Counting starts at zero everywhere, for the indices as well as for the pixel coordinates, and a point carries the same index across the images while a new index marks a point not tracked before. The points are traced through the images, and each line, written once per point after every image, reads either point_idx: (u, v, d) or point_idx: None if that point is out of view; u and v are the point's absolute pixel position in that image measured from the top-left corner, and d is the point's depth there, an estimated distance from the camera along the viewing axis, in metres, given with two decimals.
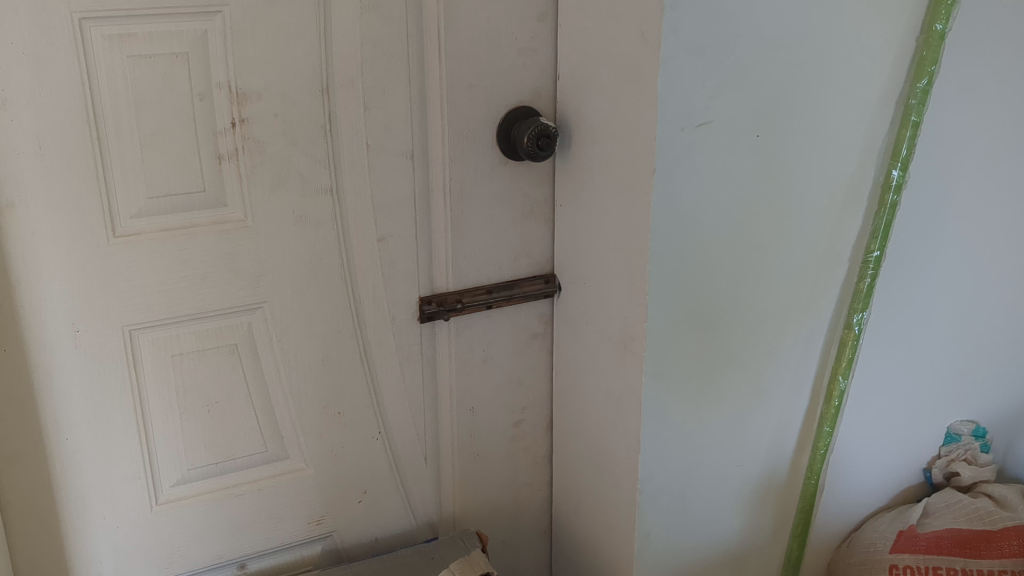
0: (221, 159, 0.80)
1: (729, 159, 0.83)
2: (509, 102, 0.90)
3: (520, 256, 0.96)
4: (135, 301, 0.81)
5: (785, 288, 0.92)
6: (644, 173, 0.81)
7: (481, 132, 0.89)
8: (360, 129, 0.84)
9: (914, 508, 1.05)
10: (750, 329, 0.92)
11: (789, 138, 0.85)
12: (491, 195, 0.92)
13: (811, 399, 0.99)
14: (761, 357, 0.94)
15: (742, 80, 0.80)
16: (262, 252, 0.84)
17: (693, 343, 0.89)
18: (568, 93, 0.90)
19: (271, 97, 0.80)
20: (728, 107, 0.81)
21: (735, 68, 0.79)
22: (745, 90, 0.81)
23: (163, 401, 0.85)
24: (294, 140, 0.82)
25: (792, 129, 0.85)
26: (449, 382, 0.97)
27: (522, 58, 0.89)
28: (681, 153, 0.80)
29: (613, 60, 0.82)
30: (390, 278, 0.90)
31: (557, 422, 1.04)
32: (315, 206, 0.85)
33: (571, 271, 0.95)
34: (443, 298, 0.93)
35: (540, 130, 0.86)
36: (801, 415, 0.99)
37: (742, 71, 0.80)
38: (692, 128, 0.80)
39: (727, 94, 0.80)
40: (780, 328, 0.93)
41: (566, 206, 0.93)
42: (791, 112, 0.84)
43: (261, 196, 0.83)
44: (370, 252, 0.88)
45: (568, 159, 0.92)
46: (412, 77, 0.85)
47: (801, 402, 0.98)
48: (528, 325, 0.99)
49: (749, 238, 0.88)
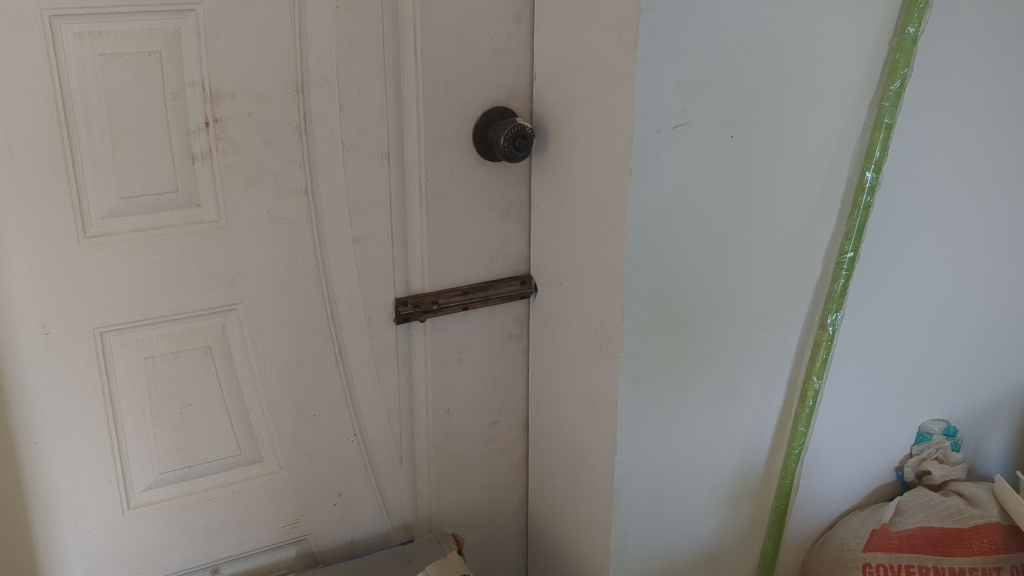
0: (194, 159, 0.79)
1: (705, 160, 0.83)
2: (486, 103, 0.90)
3: (496, 257, 0.96)
4: (106, 302, 0.80)
5: (759, 288, 0.92)
6: (621, 174, 0.81)
7: (457, 133, 0.89)
8: (335, 129, 0.84)
9: (887, 507, 1.06)
10: (725, 329, 0.92)
11: (764, 140, 0.86)
12: (467, 195, 0.92)
13: (786, 399, 0.99)
14: (737, 358, 0.94)
15: (718, 81, 0.80)
16: (235, 252, 0.83)
17: (669, 343, 0.89)
18: (544, 94, 0.90)
19: (245, 96, 0.79)
20: (705, 109, 0.81)
21: (711, 69, 0.80)
22: (721, 92, 0.81)
23: (135, 404, 0.84)
24: (269, 140, 0.82)
25: (768, 130, 0.86)
26: (424, 383, 0.96)
27: (499, 58, 0.89)
28: (657, 154, 0.80)
29: (590, 60, 0.82)
30: (366, 279, 0.90)
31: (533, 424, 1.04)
32: (290, 207, 0.84)
33: (548, 273, 0.95)
34: (419, 298, 0.92)
35: (518, 130, 0.86)
36: (775, 415, 0.99)
37: (719, 72, 0.80)
38: (668, 129, 0.80)
39: (704, 95, 0.80)
40: (755, 329, 0.94)
41: (543, 208, 0.93)
42: (767, 113, 0.85)
43: (235, 197, 0.82)
44: (346, 253, 0.88)
45: (545, 160, 0.92)
46: (388, 77, 0.84)
47: (775, 402, 0.98)
48: (505, 327, 0.98)
49: (724, 239, 0.88)
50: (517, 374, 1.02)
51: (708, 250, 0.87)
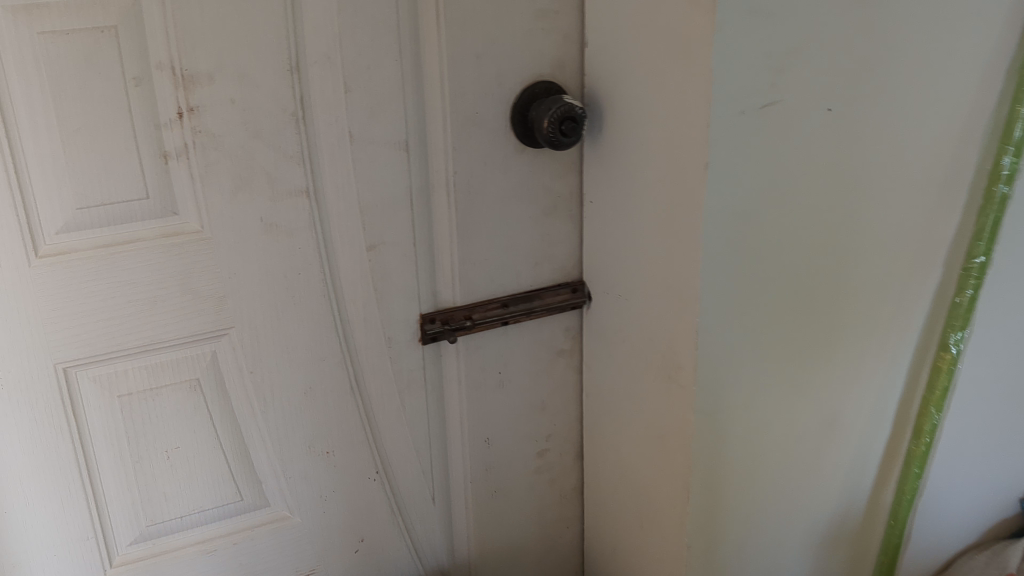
0: (168, 158, 0.65)
1: (800, 145, 0.66)
2: (528, 75, 0.73)
3: (541, 261, 0.80)
4: (68, 333, 0.66)
5: (866, 301, 0.76)
6: (696, 169, 0.64)
7: (491, 115, 0.73)
8: (340, 115, 0.68)
9: (1013, 550, 0.90)
10: (824, 351, 0.76)
11: (877, 121, 0.68)
12: (505, 189, 0.76)
13: (895, 429, 0.83)
14: (835, 386, 0.78)
15: (817, 46, 0.63)
16: (223, 268, 0.69)
17: (750, 373, 0.73)
18: (598, 64, 0.73)
19: (226, 80, 0.64)
20: (800, 82, 0.64)
21: (808, 30, 0.62)
22: (822, 59, 0.63)
23: (112, 449, 0.71)
24: (259, 133, 0.66)
25: (880, 108, 0.68)
26: (458, 410, 0.81)
27: (542, 21, 0.72)
28: (739, 142, 0.63)
29: (657, 24, 0.65)
30: (384, 293, 0.75)
31: (588, 452, 0.88)
32: (288, 211, 0.69)
33: (604, 280, 0.79)
34: (449, 314, 0.77)
35: (567, 110, 0.71)
36: (882, 449, 0.83)
37: (820, 35, 0.63)
38: (755, 110, 0.63)
39: (800, 64, 0.63)
40: (858, 351, 0.77)
41: (597, 203, 0.77)
42: (879, 85, 0.67)
43: (220, 202, 0.67)
44: (358, 264, 0.73)
45: (600, 144, 0.75)
46: (404, 50, 0.68)
47: (882, 435, 0.82)
48: (554, 341, 0.83)
49: (821, 245, 0.71)
50: (568, 395, 0.86)
51: (801, 257, 0.71)
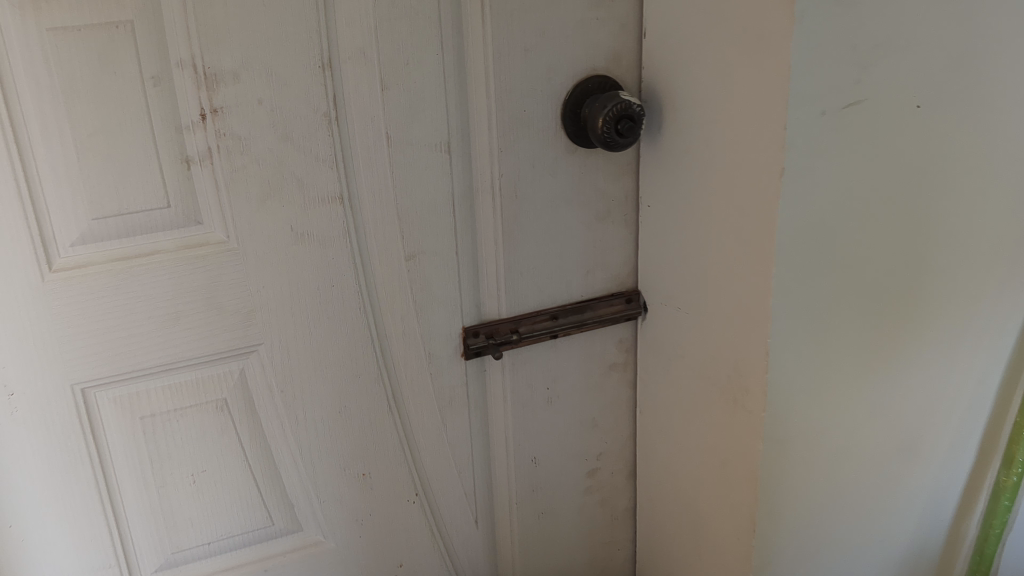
0: (190, 163, 0.60)
1: (883, 147, 0.60)
2: (580, 69, 0.67)
3: (593, 269, 0.74)
4: (85, 352, 0.61)
5: (953, 319, 0.69)
6: (772, 174, 0.58)
7: (540, 113, 0.67)
8: (376, 115, 0.63)
9: None
10: (905, 373, 0.69)
11: (968, 120, 0.62)
12: (554, 192, 0.70)
13: (978, 455, 0.76)
14: (923, 411, 0.71)
15: (905, 40, 0.57)
16: (251, 281, 0.64)
17: (832, 397, 0.67)
18: (657, 56, 0.66)
19: (253, 78, 0.59)
20: (886, 79, 0.58)
21: (895, 21, 0.56)
22: (911, 55, 0.58)
23: (135, 473, 0.66)
24: (288, 135, 0.61)
25: (972, 107, 0.62)
26: (503, 429, 0.76)
27: (596, 9, 0.66)
28: (818, 146, 0.57)
29: (728, 12, 0.58)
30: (424, 305, 0.69)
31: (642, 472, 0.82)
32: (321, 219, 0.64)
33: (661, 290, 0.72)
34: (494, 328, 0.72)
35: (624, 108, 0.65)
36: (961, 476, 0.77)
37: (908, 28, 0.57)
38: (836, 112, 0.57)
39: (886, 60, 0.57)
40: (951, 375, 0.71)
41: (655, 207, 0.71)
42: (971, 83, 0.61)
43: (247, 211, 0.62)
44: (396, 275, 0.67)
45: (659, 144, 0.69)
46: (445, 43, 0.63)
47: (962, 461, 0.76)
48: (607, 354, 0.77)
49: (915, 262, 0.65)
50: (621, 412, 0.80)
51: (882, 270, 0.64)
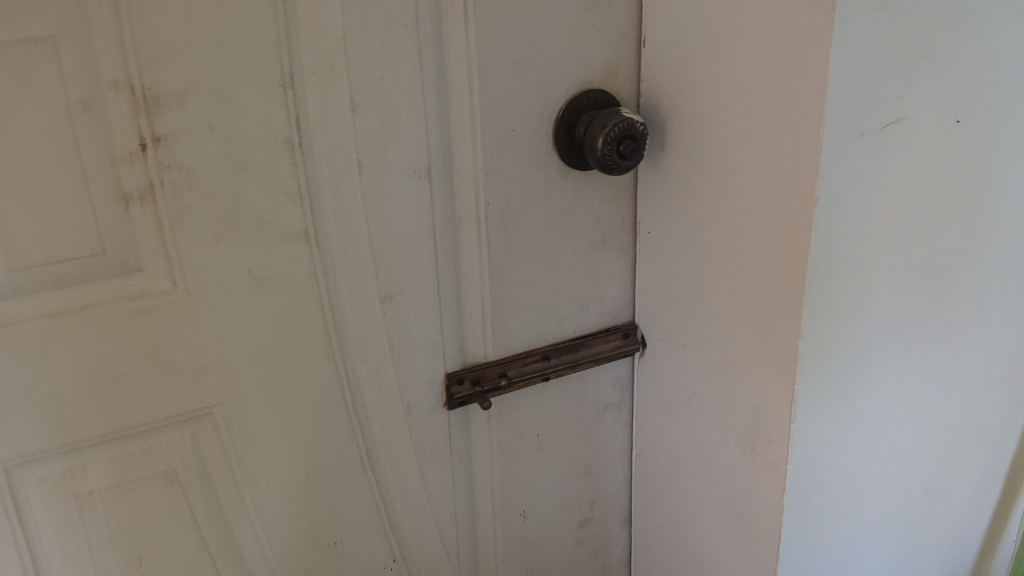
0: (128, 201, 0.50)
1: (921, 169, 0.53)
2: (575, 81, 0.59)
3: (587, 303, 0.66)
4: (8, 426, 0.52)
5: (981, 352, 0.64)
6: (807, 202, 0.51)
7: (531, 132, 0.59)
8: (347, 140, 0.54)
9: None
10: (933, 411, 0.63)
11: (1009, 139, 0.56)
12: (545, 220, 0.62)
13: (992, 486, 0.72)
14: (956, 446, 0.67)
15: (950, 50, 0.51)
16: (204, 334, 0.55)
17: (874, 446, 0.61)
18: (660, 67, 0.59)
19: (202, 100, 0.50)
20: (928, 95, 0.51)
21: (941, 27, 0.50)
22: (956, 67, 0.52)
23: (72, 558, 0.57)
24: (245, 165, 0.52)
25: (1013, 124, 0.56)
26: (489, 482, 0.68)
27: (592, 14, 0.58)
28: (855, 171, 0.51)
29: (755, 16, 0.51)
30: (402, 351, 0.61)
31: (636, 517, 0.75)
32: (284, 260, 0.55)
33: (664, 325, 0.65)
34: (480, 373, 0.64)
35: (626, 127, 0.58)
36: (974, 510, 0.72)
37: (954, 37, 0.51)
38: (875, 132, 0.51)
39: (929, 73, 0.51)
40: (989, 411, 0.67)
41: (656, 233, 0.63)
42: (1012, 97, 0.55)
43: (198, 254, 0.53)
44: (370, 320, 0.59)
45: (661, 165, 0.61)
46: (425, 56, 0.54)
47: (977, 495, 0.72)
48: (600, 395, 0.70)
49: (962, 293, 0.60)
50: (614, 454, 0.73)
51: (915, 302, 0.58)
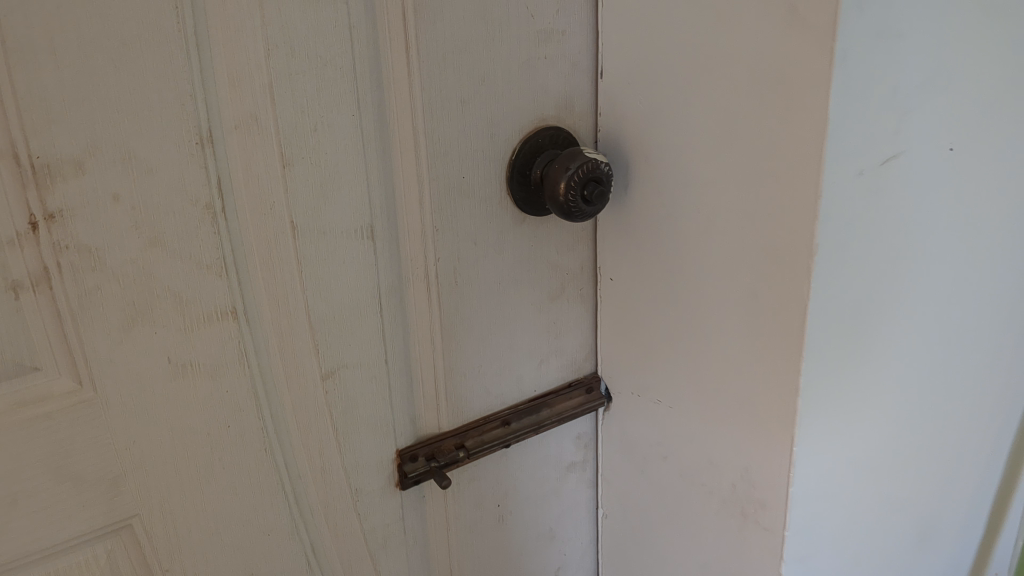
0: (16, 296, 0.41)
1: (914, 205, 0.49)
2: (529, 119, 0.53)
3: (548, 358, 0.60)
4: None
5: (966, 386, 0.61)
6: (806, 252, 0.46)
7: (484, 178, 0.53)
8: (279, 200, 0.47)
9: None
10: (922, 454, 0.60)
11: (995, 166, 0.53)
12: (501, 274, 0.56)
13: (971, 521, 0.70)
14: (941, 485, 0.64)
15: (945, 78, 0.47)
16: (118, 435, 0.46)
17: (873, 499, 0.57)
18: (622, 100, 0.54)
19: (105, 165, 0.41)
20: (922, 127, 0.47)
21: (936, 54, 0.46)
22: (949, 96, 0.48)
23: None
24: (160, 238, 0.44)
25: (999, 151, 0.53)
26: (449, 562, 0.61)
27: (545, 45, 0.52)
28: (853, 213, 0.46)
29: (736, 48, 0.46)
30: (349, 433, 0.54)
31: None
32: (209, 344, 0.47)
33: (633, 377, 0.60)
34: (435, 446, 0.57)
35: (591, 169, 0.52)
36: (954, 547, 0.70)
37: (949, 62, 0.47)
38: (875, 170, 0.46)
39: (925, 103, 0.47)
40: (969, 444, 0.64)
41: (623, 279, 0.58)
42: (996, 122, 0.52)
43: (107, 345, 0.44)
44: (312, 401, 0.51)
45: (627, 205, 0.56)
46: (364, 100, 0.48)
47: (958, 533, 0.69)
48: (563, 454, 0.64)
49: (950, 332, 0.57)
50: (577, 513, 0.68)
51: (906, 346, 0.54)
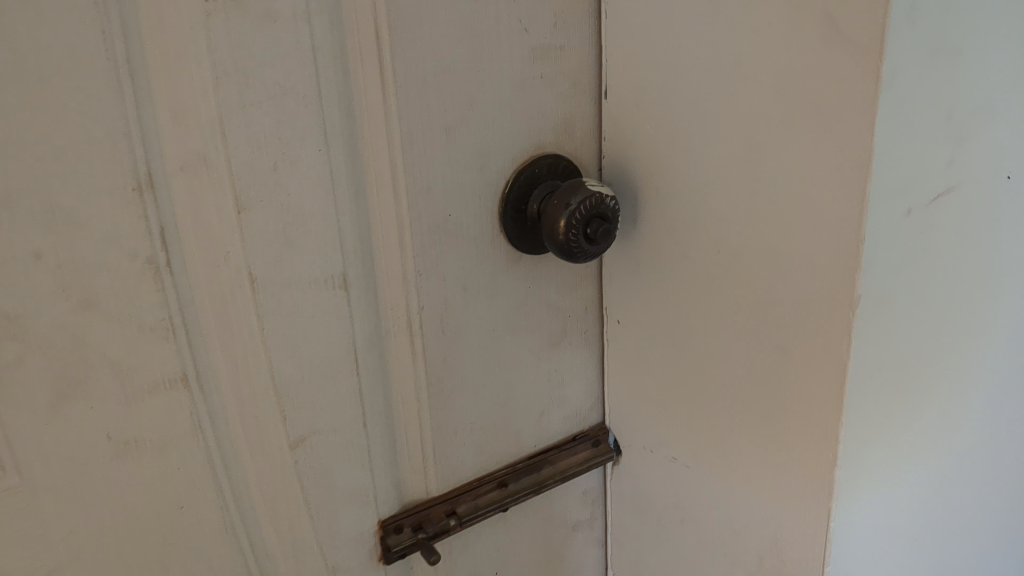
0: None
1: (967, 242, 0.43)
2: (524, 147, 0.47)
3: (549, 410, 0.54)
4: None
5: (993, 423, 0.56)
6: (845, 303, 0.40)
7: (474, 215, 0.47)
8: (234, 250, 0.40)
9: None
10: (951, 501, 0.55)
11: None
12: (496, 320, 0.50)
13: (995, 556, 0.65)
14: (967, 528, 0.59)
15: (1000, 97, 0.40)
16: (50, 527, 0.40)
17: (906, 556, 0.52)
18: (628, 123, 0.47)
19: (22, 218, 0.35)
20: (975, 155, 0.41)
21: (995, 72, 0.39)
22: (1003, 116, 0.41)
23: None
24: (94, 299, 0.37)
25: None
26: None
27: (541, 63, 0.46)
28: (901, 257, 0.40)
29: (762, 67, 0.40)
30: (326, 505, 0.47)
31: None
32: (158, 416, 0.41)
33: (646, 430, 0.54)
34: (423, 515, 0.50)
35: (595, 204, 0.45)
36: None
37: (1005, 78, 0.40)
38: (925, 206, 0.40)
39: (981, 128, 0.40)
40: (992, 480, 0.59)
41: (631, 322, 0.52)
42: None
43: (33, 426, 0.38)
44: (281, 473, 0.45)
45: (636, 240, 0.50)
46: (333, 132, 0.41)
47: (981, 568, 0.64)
48: (568, 512, 0.58)
49: (982, 371, 0.51)
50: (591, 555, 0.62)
51: (943, 392, 0.48)
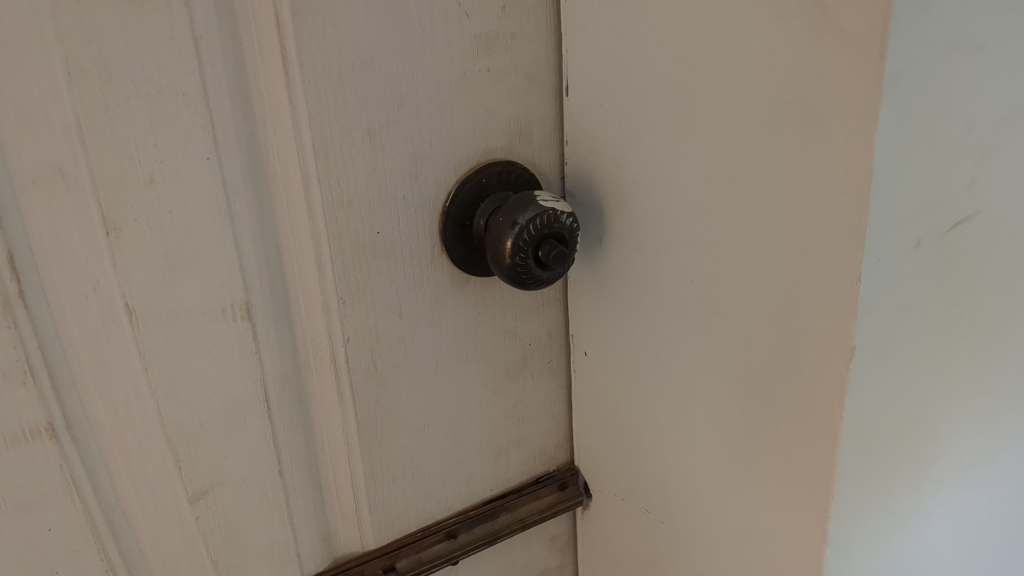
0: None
1: (995, 279, 0.35)
2: (468, 153, 0.40)
3: (507, 449, 0.47)
4: None
5: None
6: (836, 365, 0.32)
7: (409, 233, 0.40)
8: (106, 278, 0.34)
9: None
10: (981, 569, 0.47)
11: None
12: (439, 352, 0.43)
13: None
14: None
15: None
16: None
17: None
18: (591, 125, 0.40)
19: None
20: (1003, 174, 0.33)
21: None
22: None
23: None
24: None
25: None
26: None
27: (487, 54, 0.39)
28: (914, 300, 0.32)
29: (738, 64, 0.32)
30: (237, 562, 0.41)
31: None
32: (17, 474, 0.34)
33: (616, 476, 0.47)
34: (357, 570, 0.44)
35: (549, 223, 0.38)
36: None
37: None
38: (944, 238, 0.32)
39: (1010, 140, 0.33)
40: None
41: (599, 353, 0.45)
42: None
43: None
44: (177, 528, 0.39)
45: (600, 263, 0.43)
46: (226, 139, 0.35)
47: None
48: (532, 559, 0.51)
49: None
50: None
51: (970, 455, 0.40)
